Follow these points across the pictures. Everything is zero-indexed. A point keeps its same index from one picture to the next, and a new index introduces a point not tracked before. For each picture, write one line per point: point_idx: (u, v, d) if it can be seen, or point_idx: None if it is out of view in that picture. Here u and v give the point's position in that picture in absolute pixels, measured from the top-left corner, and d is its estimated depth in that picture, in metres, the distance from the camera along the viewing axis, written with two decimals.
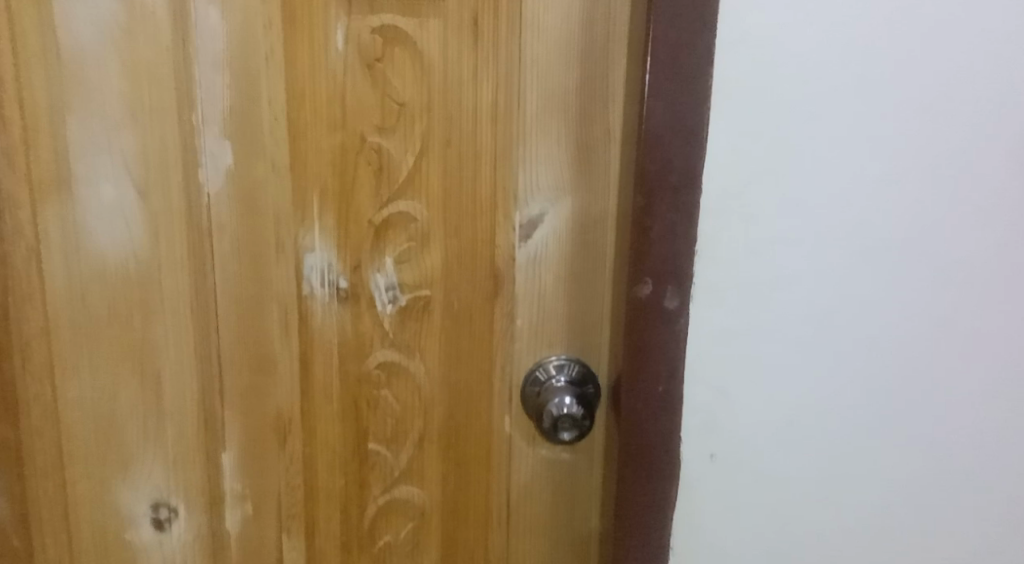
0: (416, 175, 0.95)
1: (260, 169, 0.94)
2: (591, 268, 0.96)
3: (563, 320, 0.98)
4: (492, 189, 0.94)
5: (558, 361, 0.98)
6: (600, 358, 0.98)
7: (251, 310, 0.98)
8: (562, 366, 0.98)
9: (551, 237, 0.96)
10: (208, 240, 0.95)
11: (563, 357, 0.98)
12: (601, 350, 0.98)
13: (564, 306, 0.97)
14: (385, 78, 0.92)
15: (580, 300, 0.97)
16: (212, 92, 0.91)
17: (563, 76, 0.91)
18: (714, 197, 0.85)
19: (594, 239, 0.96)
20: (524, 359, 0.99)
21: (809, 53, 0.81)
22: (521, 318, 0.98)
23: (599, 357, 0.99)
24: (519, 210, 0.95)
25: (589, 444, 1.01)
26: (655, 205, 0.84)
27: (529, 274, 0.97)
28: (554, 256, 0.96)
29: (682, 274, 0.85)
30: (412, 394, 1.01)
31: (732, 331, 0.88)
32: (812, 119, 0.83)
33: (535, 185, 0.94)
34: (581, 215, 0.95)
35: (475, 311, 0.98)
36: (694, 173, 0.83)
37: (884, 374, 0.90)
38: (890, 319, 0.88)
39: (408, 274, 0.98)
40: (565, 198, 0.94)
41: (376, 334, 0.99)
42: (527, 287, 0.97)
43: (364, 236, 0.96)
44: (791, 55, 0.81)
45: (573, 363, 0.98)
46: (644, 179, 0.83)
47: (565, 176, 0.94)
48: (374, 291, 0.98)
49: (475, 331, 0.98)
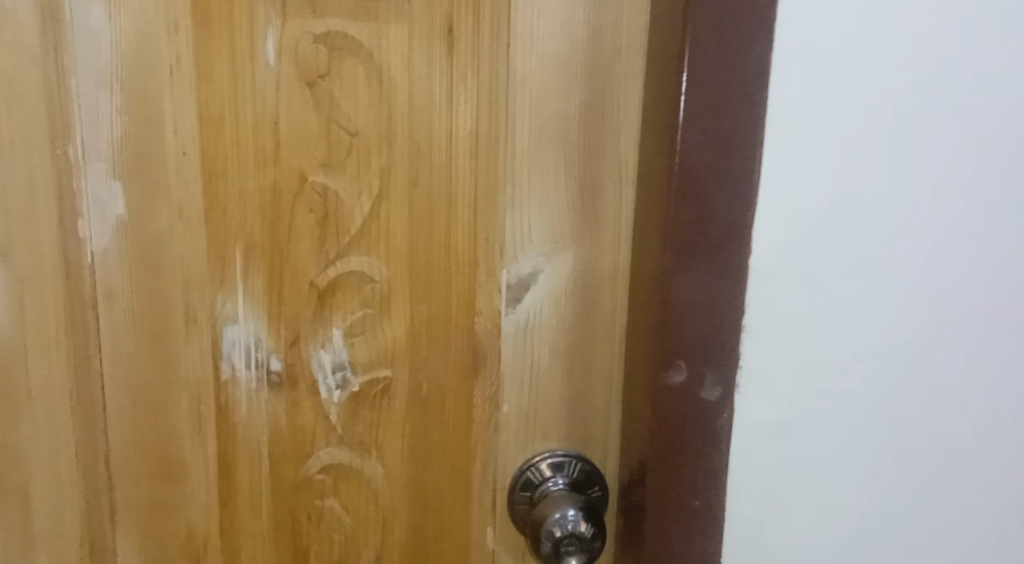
0: (370, 224, 0.73)
1: (163, 217, 0.71)
2: (594, 339, 0.76)
3: (561, 405, 0.78)
4: (470, 241, 0.74)
5: (554, 459, 0.77)
6: (608, 452, 0.78)
7: (152, 403, 0.74)
8: (559, 465, 0.77)
9: (546, 301, 0.75)
10: (91, 313, 0.71)
11: (562, 454, 0.78)
12: (609, 442, 0.78)
13: (563, 387, 0.77)
14: (331, 98, 0.70)
15: (582, 380, 0.77)
16: (97, 116, 0.68)
17: (563, 99, 0.71)
18: (770, 261, 0.64)
19: (600, 304, 0.76)
20: (511, 455, 0.78)
21: (899, 72, 0.62)
22: (508, 404, 0.77)
23: (606, 449, 0.78)
24: (504, 266, 0.74)
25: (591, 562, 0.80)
26: (691, 269, 0.64)
27: (518, 347, 0.76)
28: (549, 325, 0.76)
29: (726, 357, 0.65)
30: (367, 503, 0.78)
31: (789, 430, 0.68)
32: (898, 158, 0.64)
33: (526, 236, 0.74)
34: (583, 273, 0.75)
35: (448, 394, 0.77)
36: (743, 226, 0.63)
37: (973, 478, 0.71)
38: (986, 412, 0.69)
39: (362, 350, 0.75)
40: (563, 252, 0.75)
41: (320, 429, 0.76)
42: (515, 363, 0.76)
43: (303, 303, 0.74)
44: (874, 75, 0.62)
45: (574, 461, 0.77)
46: (675, 235, 0.63)
47: (564, 225, 0.74)
48: (317, 373, 0.75)
49: (449, 420, 0.77)
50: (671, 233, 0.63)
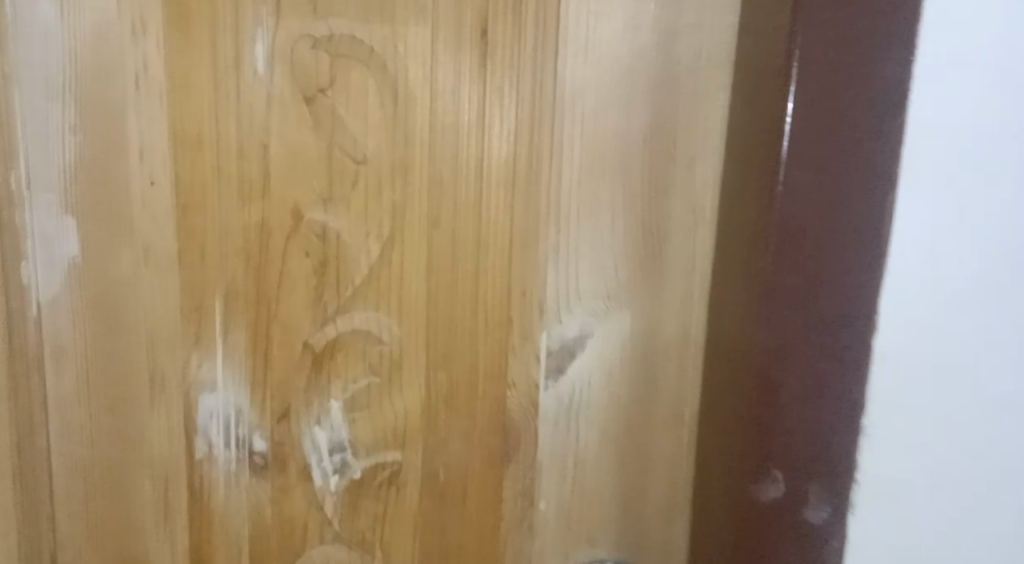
0: (379, 274, 0.59)
1: (126, 261, 0.58)
2: (656, 420, 0.61)
3: (610, 501, 0.63)
4: (503, 298, 0.59)
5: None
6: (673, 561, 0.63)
7: (108, 486, 0.61)
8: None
9: (596, 371, 0.61)
10: (37, 375, 0.58)
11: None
12: (673, 549, 0.63)
13: (614, 479, 0.62)
14: (334, 117, 0.56)
15: (640, 470, 0.62)
16: (47, 137, 0.56)
17: (623, 123, 0.57)
18: (897, 341, 0.49)
19: (664, 377, 0.60)
20: (547, 561, 0.64)
21: None
22: (545, 499, 0.63)
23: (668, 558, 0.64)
24: (545, 327, 0.60)
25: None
26: (790, 347, 0.50)
27: (560, 428, 0.61)
28: (599, 402, 0.61)
29: (838, 466, 0.51)
30: None
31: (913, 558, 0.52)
32: None
33: (573, 290, 0.59)
34: (644, 339, 0.60)
35: (471, 486, 0.62)
36: (867, 301, 0.48)
37: None
38: None
39: (366, 428, 0.61)
40: (619, 311, 0.60)
41: (313, 522, 0.62)
42: (555, 448, 0.62)
43: (294, 369, 0.60)
44: None
45: None
46: (774, 307, 0.49)
47: (619, 278, 0.59)
48: (310, 455, 0.61)
49: (472, 516, 0.63)
50: (769, 304, 0.49)
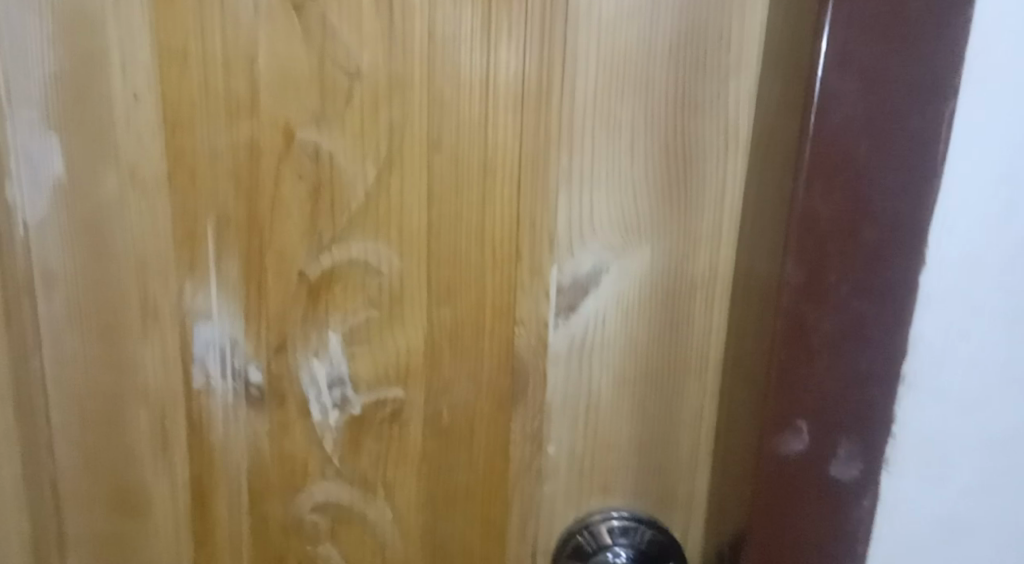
0: (377, 199, 0.54)
1: (112, 184, 0.55)
2: (678, 363, 0.57)
3: (625, 448, 0.59)
4: (511, 228, 0.54)
5: (619, 523, 0.60)
6: (694, 510, 0.61)
7: (106, 414, 0.59)
8: (625, 530, 0.59)
9: (612, 310, 0.56)
10: (28, 299, 0.57)
11: (628, 516, 0.60)
12: (692, 498, 0.60)
13: (630, 425, 0.58)
14: (326, 26, 0.51)
15: (660, 416, 0.58)
16: (24, 49, 0.53)
17: (649, 29, 0.50)
18: (939, 282, 0.45)
19: (688, 317, 0.56)
20: (556, 510, 0.60)
21: None
22: (555, 444, 0.59)
23: (688, 505, 0.61)
24: (556, 261, 0.55)
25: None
26: (824, 291, 0.45)
27: (572, 370, 0.57)
28: (615, 343, 0.56)
29: (873, 417, 0.46)
30: (373, 552, 0.62)
31: (947, 516, 0.49)
32: None
33: (587, 221, 0.54)
34: (665, 276, 0.55)
35: (478, 428, 0.59)
36: (909, 236, 0.44)
37: None
38: None
39: (366, 363, 0.58)
40: (638, 246, 0.54)
41: (314, 459, 0.60)
42: (567, 391, 0.58)
43: (290, 300, 0.56)
44: None
45: (642, 527, 0.60)
46: (804, 247, 0.44)
47: (641, 206, 0.54)
48: (309, 389, 0.58)
49: (479, 460, 0.60)
50: (799, 244, 0.44)
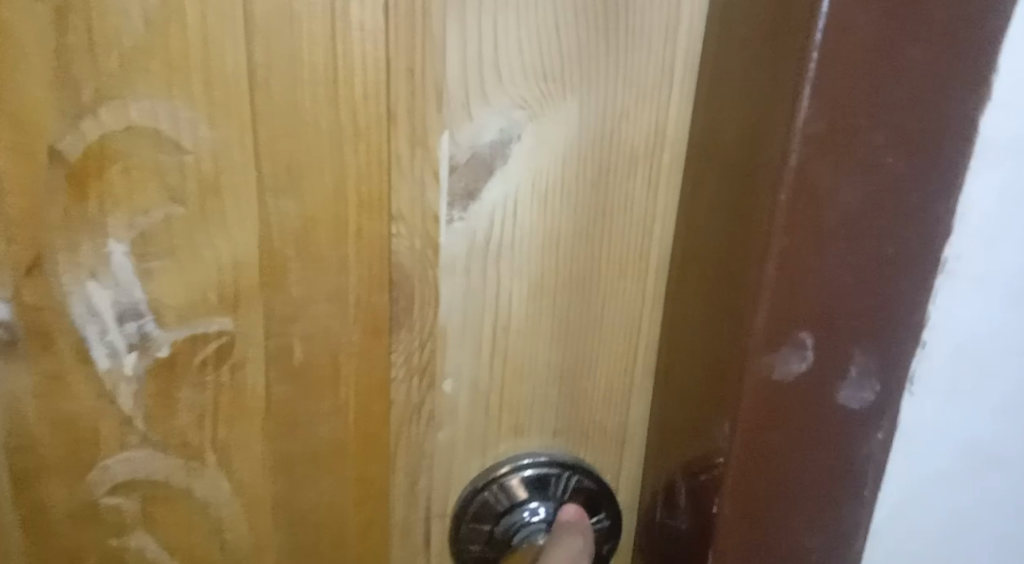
0: (166, 31, 0.35)
1: None
2: (611, 264, 0.42)
3: (542, 380, 0.44)
4: (379, 78, 0.37)
5: (534, 474, 0.45)
6: (629, 451, 0.47)
7: None
8: (538, 482, 0.46)
9: (525, 195, 0.40)
10: None
11: (544, 464, 0.46)
12: (626, 436, 0.47)
13: (548, 350, 0.44)
14: None
15: (587, 336, 0.44)
16: None
17: None
18: (1001, 125, 0.30)
19: (625, 201, 0.40)
20: (455, 461, 0.46)
21: None
22: (452, 379, 0.44)
23: (630, 445, 0.47)
24: (448, 127, 0.38)
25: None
26: (844, 136, 0.29)
27: (473, 281, 0.42)
28: (529, 241, 0.41)
29: (898, 317, 0.32)
30: (207, 535, 0.46)
31: (981, 445, 0.36)
32: None
33: (489, 66, 0.37)
34: (597, 144, 0.39)
35: (343, 364, 0.43)
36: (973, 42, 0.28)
37: None
38: None
39: (171, 286, 0.40)
40: (560, 101, 0.38)
41: (107, 421, 0.42)
42: (467, 308, 0.42)
43: (43, 194, 0.37)
44: None
45: (561, 474, 0.46)
46: (832, 83, 0.28)
47: (563, 39, 0.37)
48: (86, 326, 0.40)
49: (347, 404, 0.44)
50: (824, 80, 0.28)
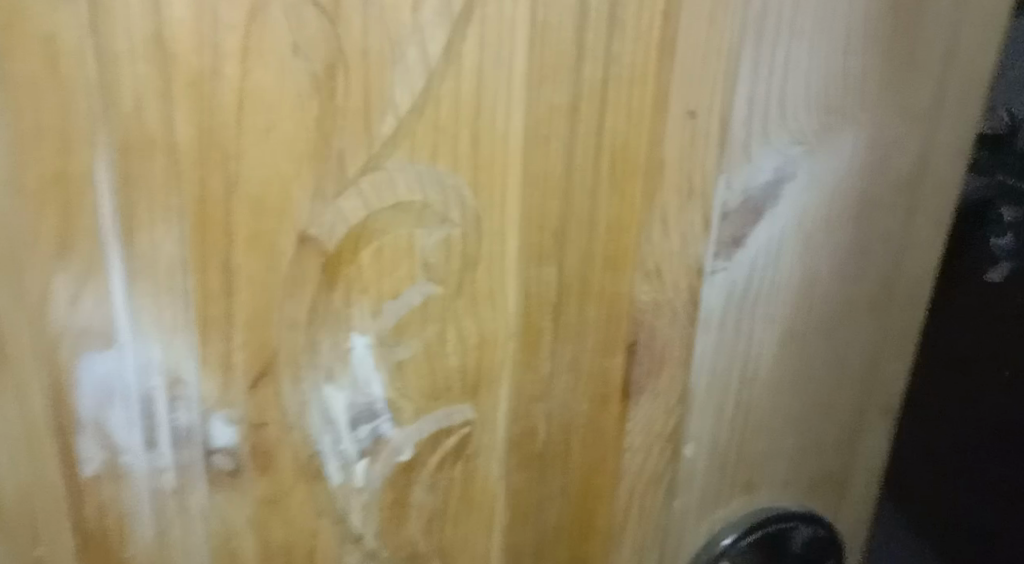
0: (444, 85, 0.30)
1: None
2: (858, 305, 0.40)
3: (779, 430, 0.41)
4: (650, 120, 0.33)
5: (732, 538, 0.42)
6: (849, 494, 0.45)
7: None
8: (769, 540, 0.43)
9: (789, 238, 0.37)
10: None
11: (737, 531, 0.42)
12: (849, 475, 0.44)
13: (788, 399, 0.41)
14: None
15: (827, 379, 0.41)
16: None
17: None
18: None
19: (883, 238, 0.38)
20: (689, 527, 0.42)
21: None
22: (692, 442, 0.40)
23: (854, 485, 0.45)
24: (726, 172, 0.34)
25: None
26: None
27: (727, 336, 0.38)
28: (787, 286, 0.38)
29: None
30: None
31: None
32: None
33: (776, 101, 0.34)
34: (864, 180, 0.37)
35: (574, 441, 0.38)
36: None
37: None
38: None
39: (417, 377, 0.34)
40: (837, 133, 0.35)
41: (331, 539, 0.36)
42: (718, 365, 0.38)
43: (282, 288, 0.31)
44: None
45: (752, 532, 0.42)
46: None
47: (852, 66, 0.34)
48: (321, 435, 0.34)
49: (574, 483, 0.39)
50: None
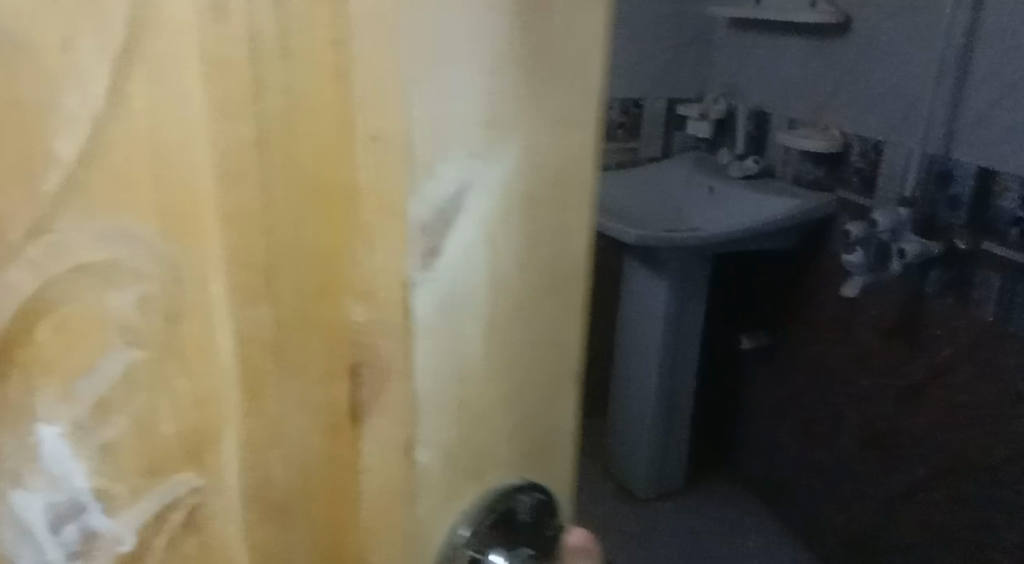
0: (117, 135, 0.33)
1: None
2: (553, 297, 0.39)
3: (496, 426, 0.39)
4: (330, 150, 0.33)
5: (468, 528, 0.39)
6: (563, 471, 0.44)
7: None
8: (503, 519, 0.40)
9: (481, 238, 0.35)
10: None
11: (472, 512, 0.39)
12: (560, 453, 0.44)
13: (500, 394, 0.39)
14: None
15: (529, 363, 0.40)
16: None
17: None
18: None
19: (560, 223, 0.38)
20: (428, 532, 0.38)
21: None
22: (426, 450, 0.37)
23: (565, 460, 0.44)
24: (414, 177, 0.32)
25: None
26: None
27: (441, 341, 0.36)
28: (481, 280, 0.36)
29: None
30: None
31: None
32: None
33: (446, 94, 0.32)
34: (537, 173, 0.36)
35: (316, 485, 0.39)
36: None
37: None
38: None
39: (129, 446, 0.36)
40: (499, 119, 0.34)
41: None
42: (440, 370, 0.36)
43: None
44: None
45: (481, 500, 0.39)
46: None
47: (501, 48, 0.33)
48: (16, 532, 0.36)
49: (322, 525, 0.39)
50: None
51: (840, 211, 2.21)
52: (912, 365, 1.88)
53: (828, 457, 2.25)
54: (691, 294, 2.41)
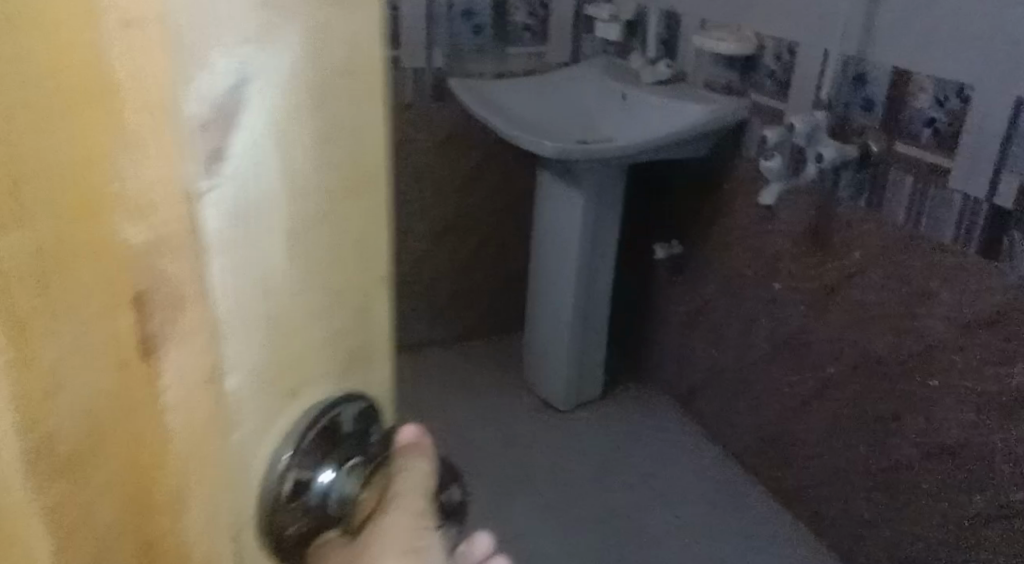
0: None
1: None
2: (344, 200, 0.42)
3: (298, 328, 0.42)
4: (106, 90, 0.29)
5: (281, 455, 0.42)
6: (369, 360, 0.48)
7: None
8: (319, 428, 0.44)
9: (266, 146, 0.36)
10: None
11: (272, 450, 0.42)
12: (365, 344, 0.47)
13: (298, 295, 0.41)
14: None
15: (326, 265, 0.42)
16: None
17: None
18: None
19: (342, 123, 0.40)
20: (255, 449, 0.41)
21: None
22: (232, 368, 0.38)
23: (370, 353, 0.48)
24: (194, 86, 0.32)
25: (397, 546, 0.50)
26: None
27: (235, 251, 0.36)
28: (275, 187, 0.38)
29: None
30: None
31: None
32: None
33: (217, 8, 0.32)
34: (318, 72, 0.38)
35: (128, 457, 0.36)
36: None
37: None
38: None
39: None
40: (276, 28, 0.35)
41: None
42: (238, 279, 0.37)
43: None
44: None
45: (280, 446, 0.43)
46: None
47: None
48: None
49: (126, 493, 0.36)
50: None
51: (752, 115, 2.19)
52: (824, 268, 1.89)
53: (734, 361, 2.31)
54: (606, 200, 2.38)
